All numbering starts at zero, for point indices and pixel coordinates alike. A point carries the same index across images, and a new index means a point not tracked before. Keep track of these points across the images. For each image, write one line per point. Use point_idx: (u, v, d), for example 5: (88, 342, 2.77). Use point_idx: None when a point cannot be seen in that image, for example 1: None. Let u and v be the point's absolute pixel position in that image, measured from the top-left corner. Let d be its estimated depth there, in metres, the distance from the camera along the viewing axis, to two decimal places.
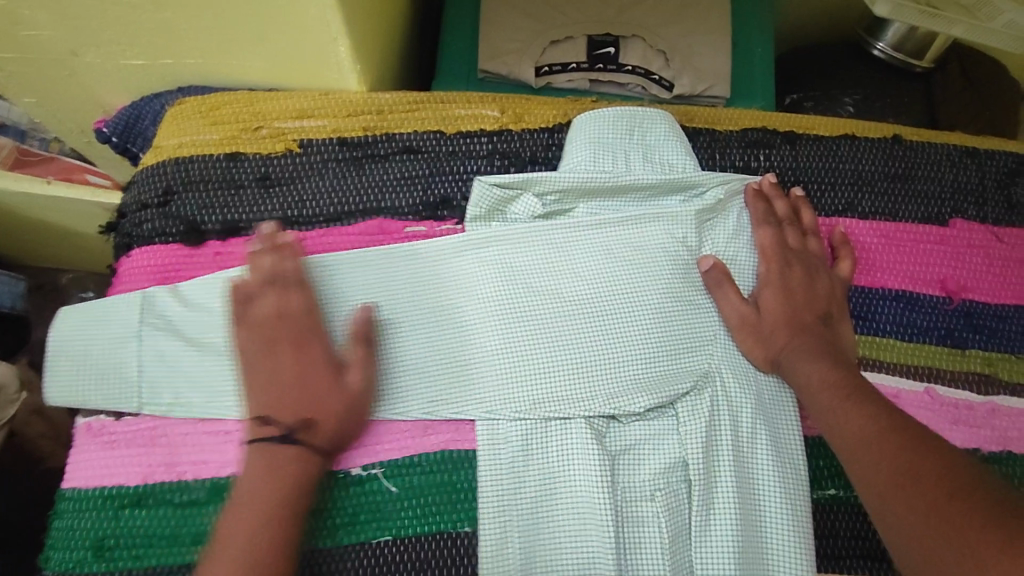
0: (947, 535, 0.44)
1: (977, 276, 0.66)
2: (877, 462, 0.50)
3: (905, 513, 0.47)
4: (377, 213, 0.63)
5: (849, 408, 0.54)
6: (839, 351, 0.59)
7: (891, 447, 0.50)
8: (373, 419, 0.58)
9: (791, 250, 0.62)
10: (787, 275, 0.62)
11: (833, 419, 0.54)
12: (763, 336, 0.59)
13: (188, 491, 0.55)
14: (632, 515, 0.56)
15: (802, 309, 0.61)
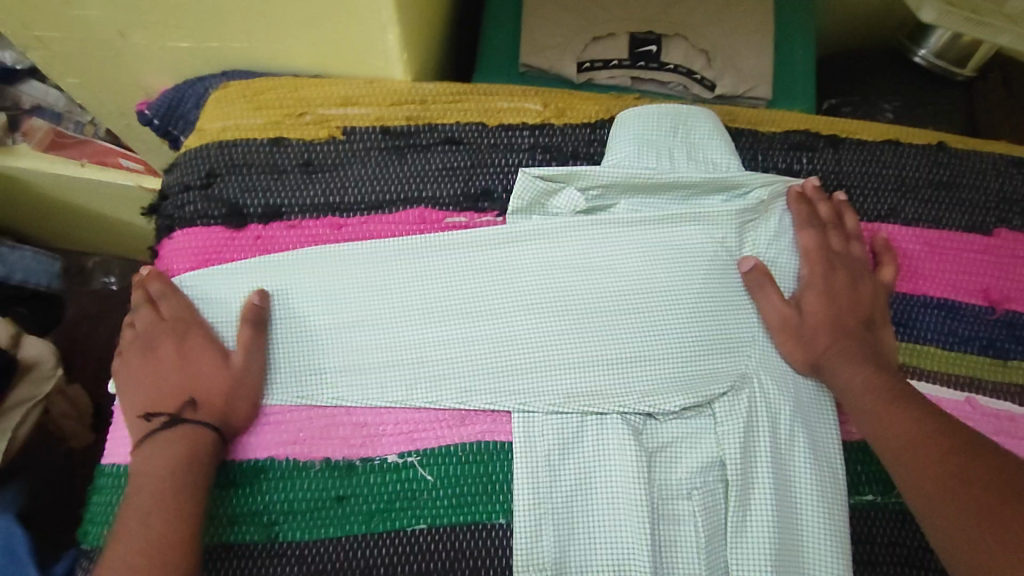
0: (997, 536, 0.44)
1: (1020, 287, 0.65)
2: (925, 464, 0.50)
3: (955, 515, 0.47)
4: (418, 202, 0.63)
5: (894, 412, 0.54)
6: (879, 358, 0.59)
7: (936, 451, 0.51)
8: (409, 408, 0.57)
9: (832, 252, 0.62)
10: (827, 279, 0.61)
11: (877, 423, 0.55)
12: (804, 338, 0.59)
13: (227, 472, 0.55)
14: (667, 514, 0.56)
15: (844, 312, 0.60)
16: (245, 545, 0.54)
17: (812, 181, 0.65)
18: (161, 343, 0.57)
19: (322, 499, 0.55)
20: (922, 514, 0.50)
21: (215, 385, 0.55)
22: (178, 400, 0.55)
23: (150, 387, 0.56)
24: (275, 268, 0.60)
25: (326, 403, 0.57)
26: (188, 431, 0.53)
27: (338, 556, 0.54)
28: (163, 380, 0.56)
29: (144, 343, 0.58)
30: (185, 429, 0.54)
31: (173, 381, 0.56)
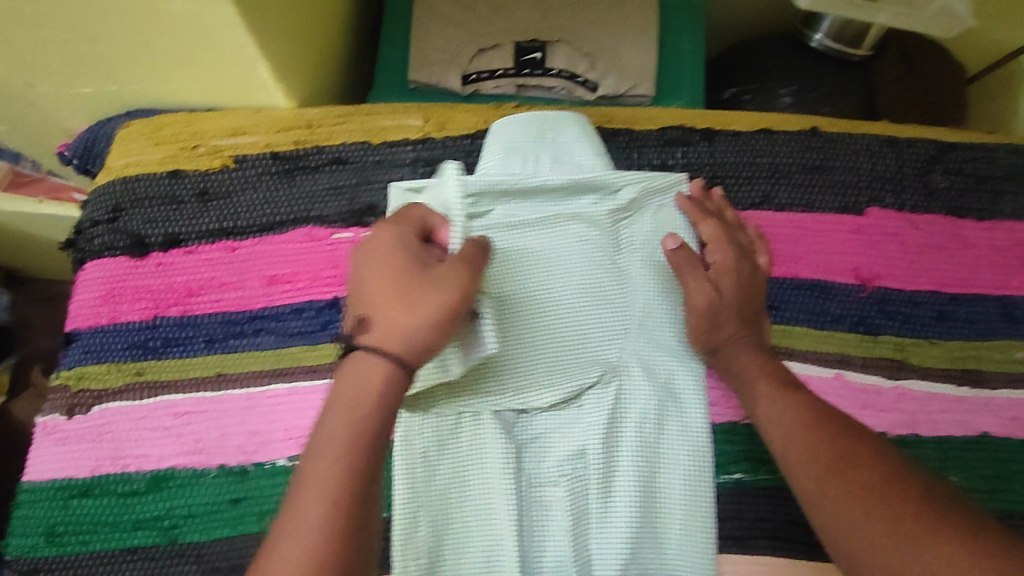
0: (886, 522, 0.47)
1: (890, 264, 0.66)
2: (804, 447, 0.54)
3: (831, 498, 0.51)
4: (307, 222, 0.67)
5: (784, 402, 0.57)
6: (765, 345, 0.63)
7: (819, 438, 0.54)
8: (300, 415, 0.62)
9: (738, 239, 0.65)
10: (738, 265, 0.64)
11: (768, 411, 0.58)
12: (712, 326, 0.62)
13: (131, 482, 0.60)
14: (538, 502, 0.60)
15: (740, 304, 0.63)
16: (149, 547, 0.59)
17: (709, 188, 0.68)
18: (394, 258, 0.53)
19: (219, 501, 0.60)
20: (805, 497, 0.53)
21: (418, 299, 0.51)
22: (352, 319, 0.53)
23: (368, 294, 0.53)
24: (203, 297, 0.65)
25: (224, 414, 0.62)
26: (373, 367, 0.49)
27: (236, 553, 0.59)
28: (372, 289, 0.52)
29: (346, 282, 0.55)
30: (378, 359, 0.49)
31: (380, 288, 0.52)
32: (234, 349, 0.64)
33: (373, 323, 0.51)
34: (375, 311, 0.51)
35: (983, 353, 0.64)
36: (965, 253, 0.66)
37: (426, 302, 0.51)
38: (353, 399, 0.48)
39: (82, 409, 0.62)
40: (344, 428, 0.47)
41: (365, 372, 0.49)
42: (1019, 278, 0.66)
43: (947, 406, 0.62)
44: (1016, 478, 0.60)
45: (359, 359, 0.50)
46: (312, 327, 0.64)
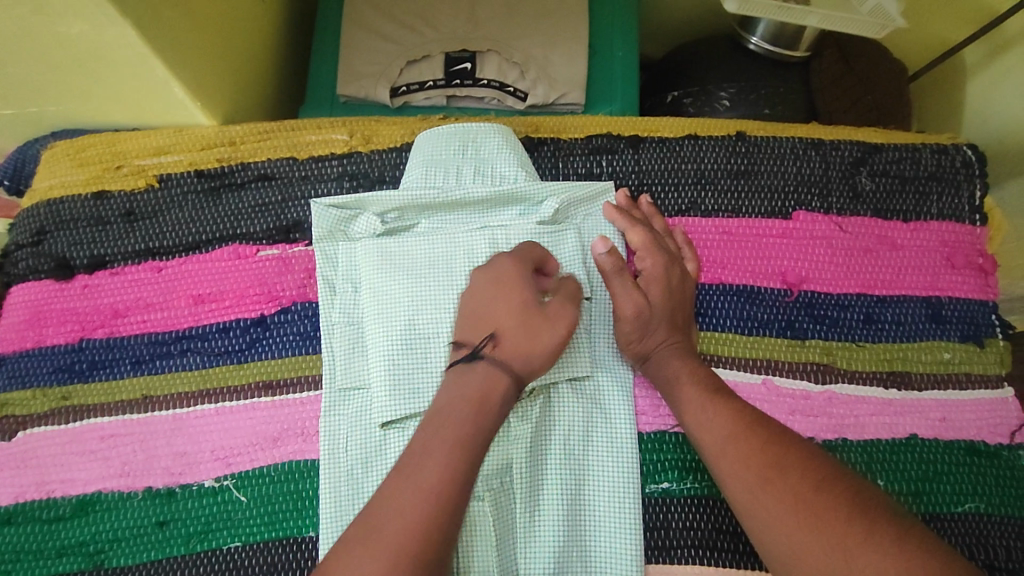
0: (819, 526, 0.46)
1: (818, 267, 0.66)
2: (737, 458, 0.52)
3: (772, 510, 0.49)
4: (233, 239, 0.67)
5: (717, 407, 0.56)
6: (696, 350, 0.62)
7: (751, 446, 0.52)
8: (226, 434, 0.61)
9: (668, 245, 0.65)
10: (671, 271, 0.63)
11: (703, 416, 0.56)
12: (638, 334, 0.61)
13: (55, 508, 0.60)
14: (460, 516, 0.58)
15: (675, 309, 0.62)
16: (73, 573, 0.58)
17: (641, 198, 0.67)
18: (505, 292, 0.57)
19: (144, 525, 0.59)
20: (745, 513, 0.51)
21: (532, 328, 0.56)
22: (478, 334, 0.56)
23: (470, 315, 0.57)
24: (129, 318, 0.65)
25: (149, 436, 0.61)
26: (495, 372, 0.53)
27: None
28: (482, 309, 0.57)
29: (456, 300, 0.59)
30: (491, 366, 0.54)
31: (498, 317, 0.56)
32: (159, 370, 0.63)
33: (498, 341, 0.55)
34: (497, 324, 0.56)
35: (910, 355, 0.63)
36: (891, 255, 0.66)
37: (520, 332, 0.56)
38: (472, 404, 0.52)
39: (7, 435, 0.62)
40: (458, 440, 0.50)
41: (492, 379, 0.53)
42: (947, 278, 0.66)
43: (874, 409, 0.62)
44: (944, 479, 0.60)
45: (467, 371, 0.54)
46: (238, 346, 0.64)
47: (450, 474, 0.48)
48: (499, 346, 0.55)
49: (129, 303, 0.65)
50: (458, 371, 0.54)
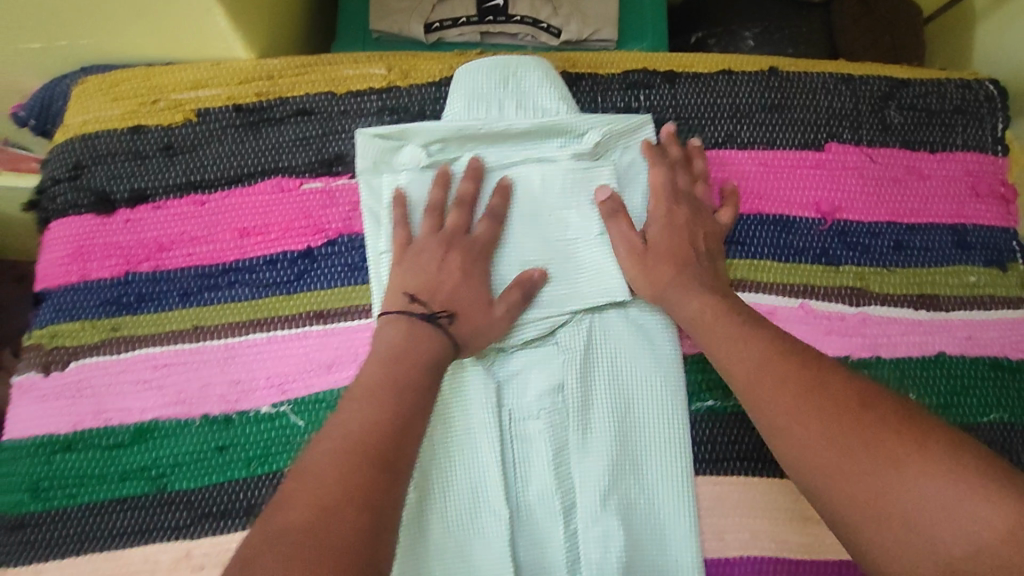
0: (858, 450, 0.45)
1: (851, 196, 0.68)
2: (765, 385, 0.51)
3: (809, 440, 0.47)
4: (275, 173, 0.67)
5: (746, 340, 0.55)
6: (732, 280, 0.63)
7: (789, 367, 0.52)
8: (280, 363, 0.63)
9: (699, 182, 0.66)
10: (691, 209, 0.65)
11: (730, 349, 0.55)
12: (649, 269, 0.62)
13: (114, 435, 0.61)
14: (517, 434, 0.61)
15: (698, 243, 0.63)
16: (136, 496, 0.60)
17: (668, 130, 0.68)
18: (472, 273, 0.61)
19: (203, 449, 0.61)
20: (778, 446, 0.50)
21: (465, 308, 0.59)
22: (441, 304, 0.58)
23: (458, 285, 0.60)
24: (175, 252, 0.65)
25: (203, 366, 0.62)
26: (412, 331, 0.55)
27: (223, 497, 0.60)
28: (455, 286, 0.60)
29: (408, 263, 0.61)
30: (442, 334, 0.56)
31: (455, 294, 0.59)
32: (209, 302, 0.64)
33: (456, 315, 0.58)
34: (456, 301, 0.59)
35: (939, 279, 0.66)
36: (918, 185, 0.69)
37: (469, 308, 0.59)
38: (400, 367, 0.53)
39: (59, 366, 0.63)
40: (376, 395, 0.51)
41: (422, 340, 0.55)
42: (972, 206, 0.68)
43: (905, 330, 0.65)
44: (968, 391, 0.63)
45: (414, 327, 0.56)
46: (286, 278, 0.65)
47: (370, 428, 0.48)
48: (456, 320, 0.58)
49: (174, 236, 0.65)
50: (402, 323, 0.56)
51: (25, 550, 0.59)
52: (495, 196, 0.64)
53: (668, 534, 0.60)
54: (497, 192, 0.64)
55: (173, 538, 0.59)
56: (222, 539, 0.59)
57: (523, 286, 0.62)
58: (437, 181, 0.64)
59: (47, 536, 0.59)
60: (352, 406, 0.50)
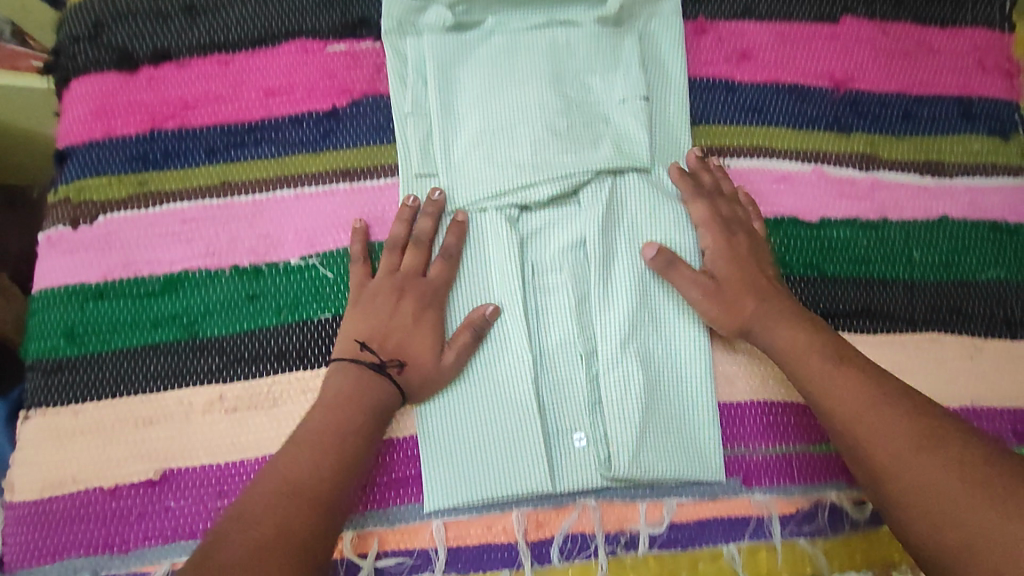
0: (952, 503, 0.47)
1: (864, 68, 0.70)
2: (838, 394, 0.54)
3: (879, 431, 0.51)
4: (299, 35, 0.67)
5: (794, 328, 0.58)
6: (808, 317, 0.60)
7: (823, 365, 0.56)
8: (308, 219, 0.64)
9: (741, 220, 0.63)
10: (721, 223, 0.62)
11: (799, 361, 0.57)
12: (727, 302, 0.60)
13: (145, 285, 0.62)
14: (541, 286, 0.63)
15: (728, 301, 0.60)
16: (170, 343, 0.62)
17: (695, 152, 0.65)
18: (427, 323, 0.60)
19: (235, 299, 0.62)
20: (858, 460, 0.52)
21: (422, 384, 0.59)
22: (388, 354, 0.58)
23: (396, 331, 0.59)
24: (200, 110, 0.65)
25: (232, 220, 0.63)
26: (341, 375, 0.57)
27: (255, 344, 0.62)
28: (399, 337, 0.59)
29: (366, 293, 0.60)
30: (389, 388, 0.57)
31: (405, 343, 0.59)
32: (236, 160, 0.65)
33: (403, 368, 0.58)
34: (408, 352, 0.59)
35: (944, 148, 0.69)
36: (928, 59, 0.70)
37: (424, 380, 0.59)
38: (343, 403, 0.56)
39: (87, 219, 0.63)
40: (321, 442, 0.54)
41: (358, 384, 0.57)
42: (978, 79, 0.70)
43: (911, 194, 0.68)
44: (968, 253, 0.67)
45: (358, 372, 0.57)
46: (312, 137, 0.65)
47: (316, 470, 0.52)
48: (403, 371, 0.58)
49: (199, 95, 0.66)
50: (351, 368, 0.57)
51: (62, 393, 0.61)
52: (449, 234, 0.62)
53: (683, 380, 0.63)
54: (451, 229, 0.62)
55: (207, 381, 0.61)
56: (254, 382, 0.61)
57: (474, 326, 0.61)
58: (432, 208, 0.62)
59: (83, 379, 0.61)
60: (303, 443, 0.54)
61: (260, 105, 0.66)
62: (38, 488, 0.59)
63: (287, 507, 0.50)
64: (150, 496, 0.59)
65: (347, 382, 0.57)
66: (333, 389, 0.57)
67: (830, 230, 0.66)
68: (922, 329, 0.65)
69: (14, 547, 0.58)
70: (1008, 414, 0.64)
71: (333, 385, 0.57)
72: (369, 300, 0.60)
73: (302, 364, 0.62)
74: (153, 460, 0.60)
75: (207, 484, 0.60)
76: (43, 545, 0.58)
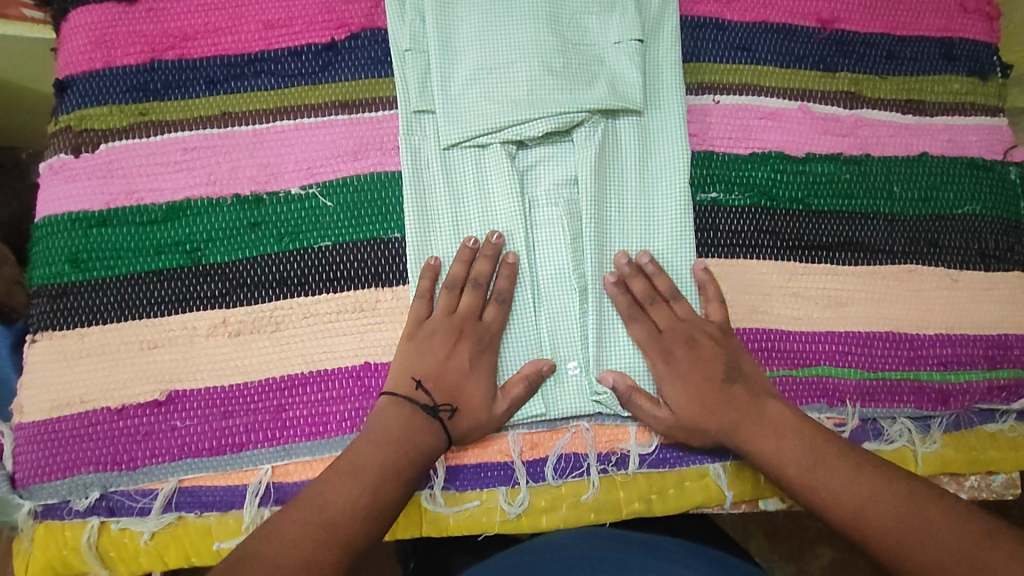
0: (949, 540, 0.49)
1: (849, 8, 0.72)
2: (841, 497, 0.53)
3: (886, 511, 0.51)
4: None
5: (779, 435, 0.57)
6: (769, 424, 0.57)
7: (807, 473, 0.55)
8: (308, 149, 0.65)
9: (684, 334, 0.61)
10: (661, 342, 0.61)
11: (766, 445, 0.57)
12: (693, 391, 0.59)
13: (148, 213, 0.63)
14: (536, 221, 0.64)
15: (704, 388, 0.59)
16: (172, 270, 0.63)
17: (619, 259, 0.63)
18: (478, 372, 0.59)
19: (237, 227, 0.63)
20: (865, 541, 0.51)
21: (471, 428, 0.58)
22: (442, 398, 0.57)
23: (451, 376, 0.58)
24: (200, 41, 0.66)
25: (233, 149, 0.65)
26: (394, 415, 0.56)
27: (256, 272, 0.63)
28: (450, 379, 0.58)
29: (417, 338, 0.59)
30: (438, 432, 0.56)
31: (459, 388, 0.58)
32: (235, 91, 0.66)
33: (456, 412, 0.57)
34: (461, 397, 0.58)
35: (925, 87, 0.71)
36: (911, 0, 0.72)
37: (474, 427, 0.58)
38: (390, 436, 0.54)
39: (89, 148, 0.64)
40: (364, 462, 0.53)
41: (407, 424, 0.55)
42: (959, 21, 0.73)
43: (893, 131, 0.70)
44: (946, 189, 0.69)
45: (407, 416, 0.56)
46: (311, 69, 0.66)
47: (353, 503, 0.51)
48: (455, 417, 0.57)
49: (198, 26, 0.66)
50: (396, 404, 0.56)
51: (68, 317, 0.62)
52: (501, 277, 0.62)
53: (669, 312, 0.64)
54: (503, 272, 0.62)
55: (209, 307, 0.62)
56: (256, 307, 0.62)
57: (524, 377, 0.60)
58: (460, 256, 0.61)
59: (87, 303, 0.62)
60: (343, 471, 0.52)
61: (259, 37, 0.66)
62: (47, 408, 0.61)
63: (320, 550, 0.48)
64: (157, 416, 0.61)
65: (397, 420, 0.56)
66: (375, 429, 0.55)
67: (815, 164, 0.68)
68: (900, 260, 0.68)
69: (24, 464, 0.60)
70: (980, 340, 0.67)
71: (382, 421, 0.56)
72: (425, 342, 0.59)
73: (302, 291, 0.63)
74: (157, 380, 0.61)
75: (212, 405, 0.61)
76: (54, 462, 0.60)
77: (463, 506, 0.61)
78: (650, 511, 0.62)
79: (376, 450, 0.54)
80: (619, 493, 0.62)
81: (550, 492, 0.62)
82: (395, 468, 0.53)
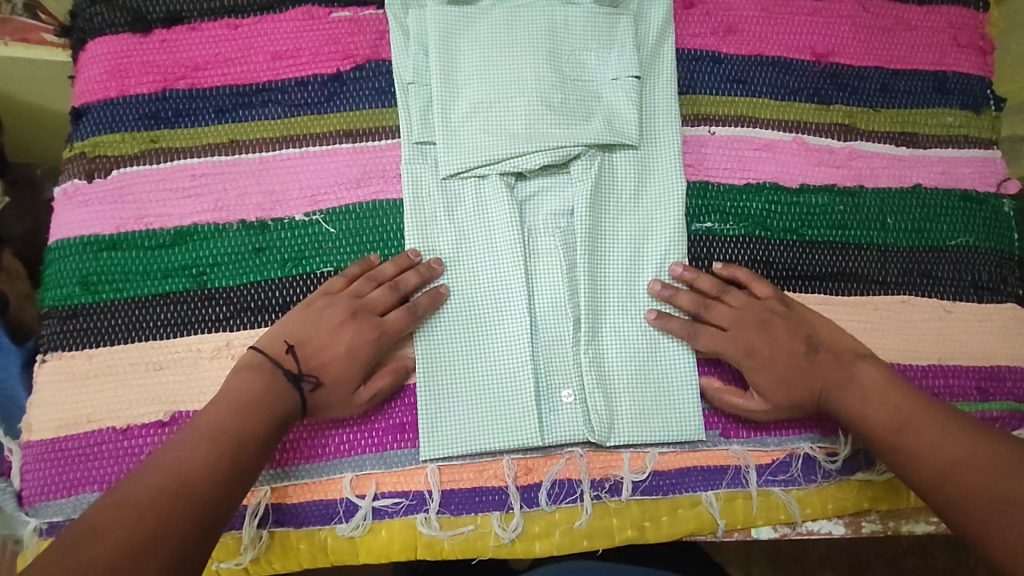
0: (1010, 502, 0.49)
1: (844, 42, 0.73)
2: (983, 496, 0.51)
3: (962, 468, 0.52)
4: (305, 2, 0.70)
5: (852, 394, 0.59)
6: (858, 387, 0.59)
7: (888, 425, 0.57)
8: (312, 178, 0.67)
9: (755, 316, 0.62)
10: (744, 326, 0.62)
11: (855, 403, 0.59)
12: (767, 354, 0.61)
13: (156, 237, 0.65)
14: (534, 250, 0.66)
15: (785, 363, 0.60)
16: (178, 293, 0.65)
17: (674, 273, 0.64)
18: (359, 356, 0.59)
19: (243, 251, 0.65)
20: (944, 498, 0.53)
21: (329, 405, 0.58)
22: (310, 368, 0.57)
23: (341, 356, 0.58)
24: (211, 71, 0.68)
25: (241, 177, 0.67)
26: (263, 370, 0.56)
27: (260, 294, 0.65)
28: (316, 356, 0.58)
29: (316, 312, 0.60)
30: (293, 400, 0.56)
31: (337, 363, 0.58)
32: (243, 119, 0.68)
33: (325, 382, 0.58)
34: (323, 371, 0.58)
35: (919, 120, 0.72)
36: (905, 35, 0.74)
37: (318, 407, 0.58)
38: (255, 375, 0.56)
39: (101, 174, 0.66)
40: (252, 387, 0.55)
41: (266, 382, 0.56)
42: (953, 55, 0.74)
43: (887, 163, 0.71)
44: (939, 221, 0.70)
45: (283, 379, 0.56)
46: (317, 98, 0.68)
47: (236, 421, 0.53)
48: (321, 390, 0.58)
49: (210, 56, 0.68)
50: (266, 365, 0.57)
51: (77, 338, 0.64)
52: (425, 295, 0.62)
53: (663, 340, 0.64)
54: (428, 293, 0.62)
55: (214, 330, 0.64)
56: (258, 331, 0.64)
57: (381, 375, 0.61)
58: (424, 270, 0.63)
59: (96, 325, 0.64)
60: (228, 395, 0.55)
61: (269, 68, 0.69)
62: (54, 426, 0.62)
63: (206, 463, 0.50)
64: (160, 436, 0.62)
65: (261, 382, 0.56)
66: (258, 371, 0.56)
67: (809, 196, 0.69)
68: (894, 290, 0.68)
69: (31, 481, 0.62)
70: (973, 372, 0.67)
71: (241, 380, 0.56)
72: (314, 313, 0.59)
73: None
74: (162, 401, 0.63)
75: None
76: (60, 479, 0.62)
77: (458, 530, 0.62)
78: (642, 538, 0.63)
79: (247, 374, 0.56)
80: (612, 520, 0.63)
81: (543, 518, 0.63)
82: (267, 403, 0.55)
